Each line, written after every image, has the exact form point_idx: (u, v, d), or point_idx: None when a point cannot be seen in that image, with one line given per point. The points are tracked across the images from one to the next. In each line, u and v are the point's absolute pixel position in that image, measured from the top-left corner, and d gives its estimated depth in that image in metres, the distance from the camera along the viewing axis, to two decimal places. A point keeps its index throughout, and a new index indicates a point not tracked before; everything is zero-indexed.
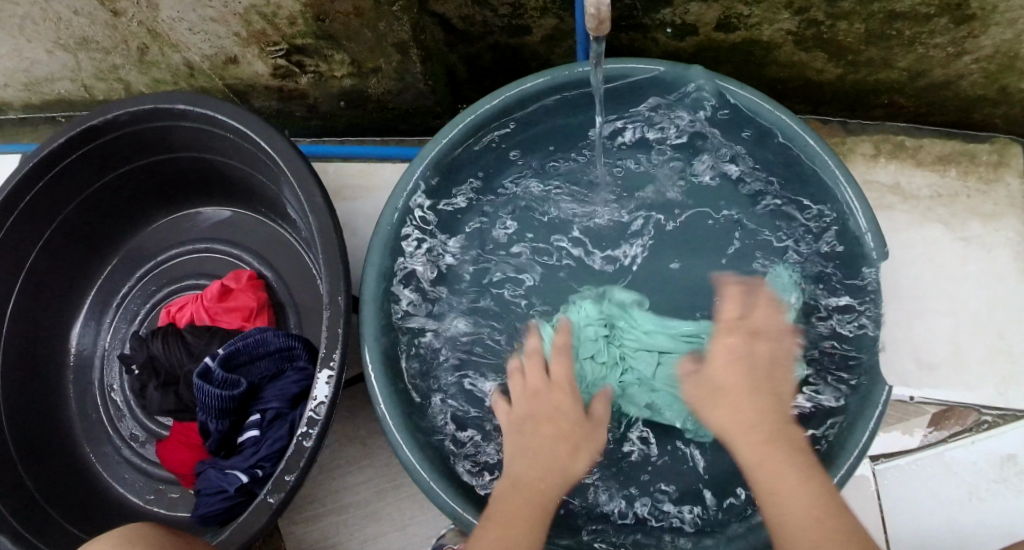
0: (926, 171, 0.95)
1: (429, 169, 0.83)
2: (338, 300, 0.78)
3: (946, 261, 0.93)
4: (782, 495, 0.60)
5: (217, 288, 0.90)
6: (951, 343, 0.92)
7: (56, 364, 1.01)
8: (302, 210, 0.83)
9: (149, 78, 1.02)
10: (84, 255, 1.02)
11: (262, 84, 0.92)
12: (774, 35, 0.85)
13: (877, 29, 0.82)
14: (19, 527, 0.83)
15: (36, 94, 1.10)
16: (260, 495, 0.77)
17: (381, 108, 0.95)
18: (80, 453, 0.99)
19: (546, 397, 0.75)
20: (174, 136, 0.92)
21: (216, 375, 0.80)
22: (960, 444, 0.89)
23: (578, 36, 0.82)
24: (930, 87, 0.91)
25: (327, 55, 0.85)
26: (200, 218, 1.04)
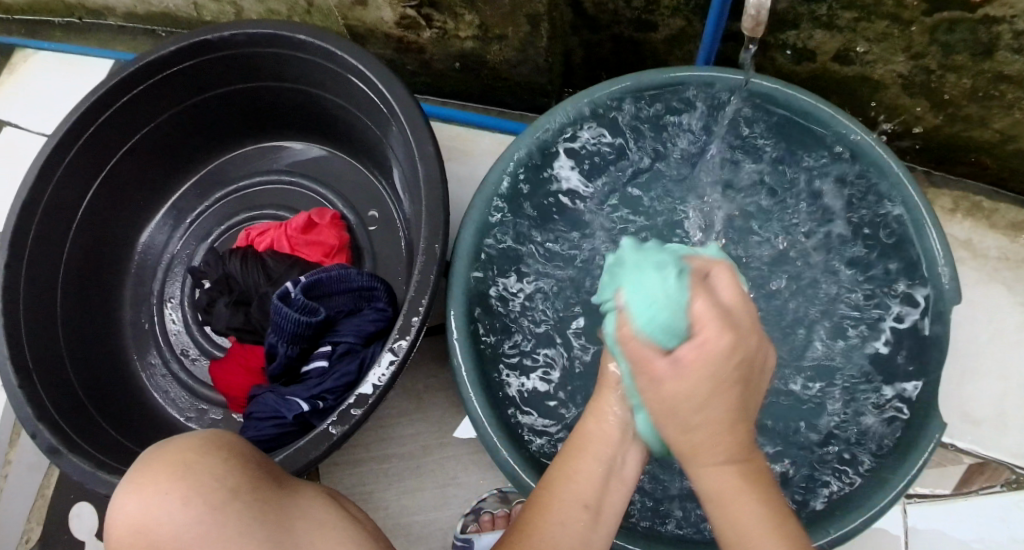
0: (998, 235, 0.98)
1: (539, 140, 0.85)
2: (434, 249, 0.79)
3: (1005, 323, 0.96)
4: (737, 508, 0.49)
5: (304, 220, 0.91)
6: (999, 402, 0.94)
7: (117, 270, 1.01)
8: (408, 156, 0.84)
9: (265, 7, 1.03)
10: (164, 166, 1.02)
11: (382, 32, 0.94)
12: (885, 75, 0.88)
13: (983, 87, 0.85)
14: (60, 422, 0.82)
15: (144, 4, 1.11)
16: (319, 426, 0.78)
17: (494, 77, 0.97)
18: (127, 360, 0.98)
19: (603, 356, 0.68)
20: (286, 66, 0.93)
21: (296, 300, 0.82)
22: (994, 501, 0.92)
23: (703, 43, 0.85)
24: (1018, 154, 0.94)
25: (458, 14, 0.87)
26: (286, 152, 1.05)
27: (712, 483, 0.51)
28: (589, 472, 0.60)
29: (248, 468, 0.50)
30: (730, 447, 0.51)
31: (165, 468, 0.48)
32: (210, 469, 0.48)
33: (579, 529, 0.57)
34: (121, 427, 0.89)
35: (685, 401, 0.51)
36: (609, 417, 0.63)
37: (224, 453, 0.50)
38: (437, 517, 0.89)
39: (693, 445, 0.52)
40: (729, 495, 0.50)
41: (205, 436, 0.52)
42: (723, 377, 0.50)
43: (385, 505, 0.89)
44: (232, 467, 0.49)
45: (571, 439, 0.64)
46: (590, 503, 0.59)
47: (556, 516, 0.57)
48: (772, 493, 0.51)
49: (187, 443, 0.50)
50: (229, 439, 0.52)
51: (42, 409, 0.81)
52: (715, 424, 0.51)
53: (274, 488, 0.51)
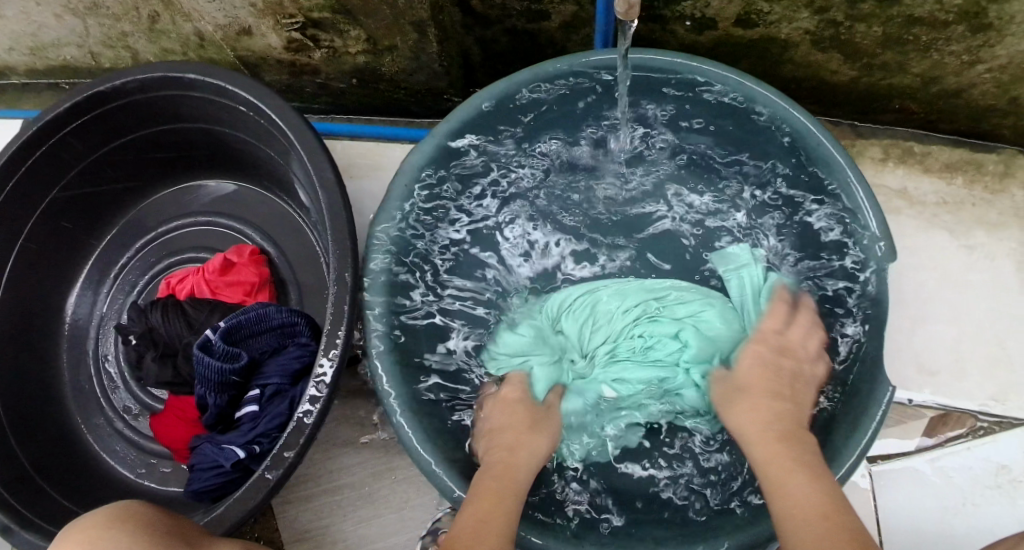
0: (934, 178, 0.96)
1: (443, 149, 0.83)
2: (345, 277, 0.77)
3: (949, 268, 0.93)
4: (784, 469, 0.63)
5: (220, 261, 0.89)
6: (951, 349, 0.92)
7: (51, 334, 0.99)
8: (310, 184, 0.82)
9: (158, 47, 1.00)
10: (83, 223, 1.00)
11: (274, 58, 0.91)
12: (792, 33, 0.85)
13: (893, 33, 0.82)
14: (7, 499, 0.81)
15: (42, 58, 1.08)
16: (257, 471, 0.76)
17: (394, 88, 0.95)
18: (71, 424, 0.97)
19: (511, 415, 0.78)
20: (182, 106, 0.90)
21: (217, 347, 0.80)
22: (959, 451, 0.90)
23: (598, 24, 0.81)
24: (941, 95, 0.91)
25: (343, 31, 0.84)
26: (202, 191, 1.03)
27: (800, 489, 0.60)
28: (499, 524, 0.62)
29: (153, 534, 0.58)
30: (773, 423, 0.70)
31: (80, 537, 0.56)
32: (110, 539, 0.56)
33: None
34: (70, 493, 0.88)
35: (760, 401, 0.72)
36: (524, 476, 0.71)
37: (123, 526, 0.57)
38: (395, 542, 0.88)
39: (780, 429, 0.69)
40: (773, 463, 0.64)
41: (116, 508, 0.60)
42: (782, 390, 0.74)
43: (342, 536, 0.88)
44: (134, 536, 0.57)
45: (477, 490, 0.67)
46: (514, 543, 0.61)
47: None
48: (801, 441, 0.67)
49: (102, 515, 0.59)
50: (141, 510, 0.61)
51: None
52: (768, 408, 0.71)
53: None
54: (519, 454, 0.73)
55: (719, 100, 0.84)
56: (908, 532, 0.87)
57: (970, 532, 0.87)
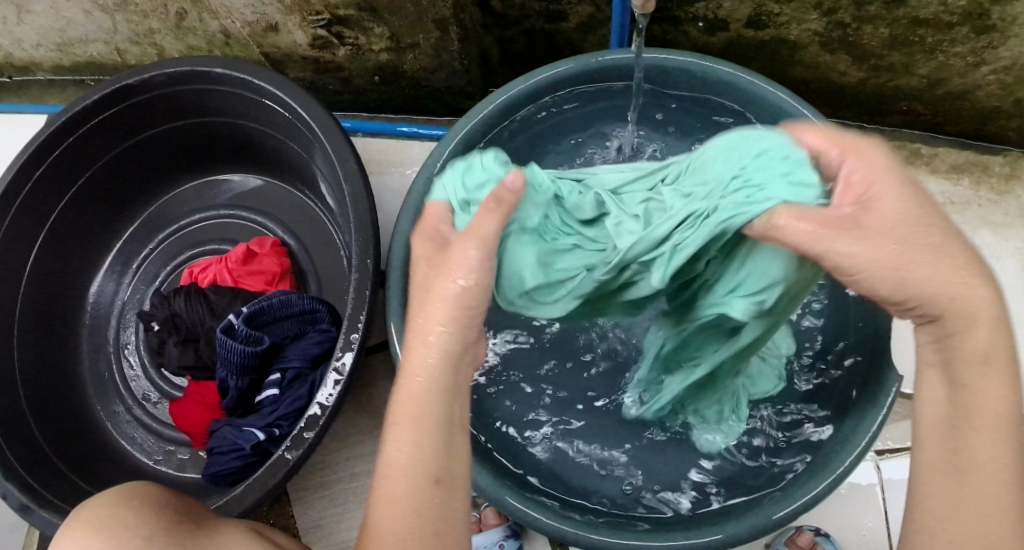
0: (940, 179, 0.98)
1: (463, 144, 0.85)
2: (367, 264, 0.79)
3: None
4: (991, 445, 0.45)
5: (242, 251, 0.91)
6: None
7: (72, 323, 1.01)
8: (333, 175, 0.84)
9: (184, 44, 1.03)
10: (106, 215, 1.03)
11: (299, 55, 0.94)
12: (801, 35, 0.88)
13: (900, 34, 0.85)
14: (28, 479, 0.82)
15: (68, 55, 1.11)
16: (276, 453, 0.78)
17: (414, 85, 0.98)
18: (91, 411, 0.98)
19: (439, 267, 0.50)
20: (208, 100, 0.93)
21: (239, 331, 0.82)
22: None
23: (613, 26, 0.84)
24: (947, 97, 0.94)
25: (367, 28, 0.86)
26: (224, 185, 1.06)
27: (1005, 494, 0.44)
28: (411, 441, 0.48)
29: (161, 518, 0.52)
30: (1001, 404, 0.45)
31: (83, 525, 0.50)
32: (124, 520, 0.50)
33: (433, 502, 0.47)
34: (90, 477, 0.89)
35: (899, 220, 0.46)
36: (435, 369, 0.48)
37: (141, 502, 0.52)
38: None
39: (982, 357, 0.46)
40: (987, 378, 0.46)
41: (128, 489, 0.54)
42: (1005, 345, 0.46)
43: (358, 523, 0.89)
44: (145, 517, 0.51)
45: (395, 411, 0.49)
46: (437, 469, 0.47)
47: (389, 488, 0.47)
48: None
49: (109, 499, 0.52)
50: (148, 493, 0.54)
51: (7, 469, 0.81)
52: (994, 368, 0.46)
53: (193, 531, 0.53)
54: (433, 307, 0.49)
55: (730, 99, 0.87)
56: None
57: None
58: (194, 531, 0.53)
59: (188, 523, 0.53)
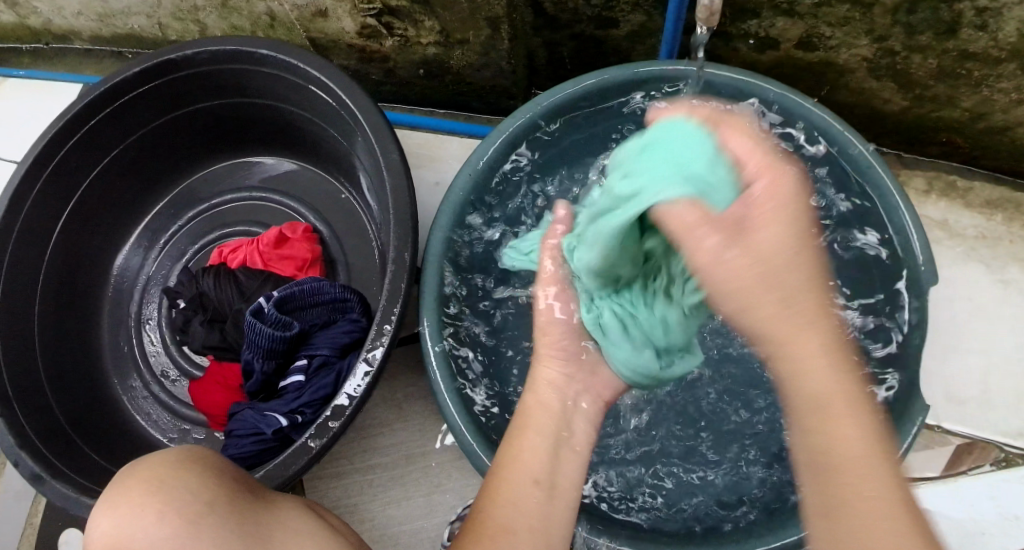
0: (973, 213, 0.98)
1: (505, 144, 0.85)
2: (403, 258, 0.78)
3: (982, 300, 0.96)
4: (836, 425, 0.46)
5: (275, 234, 0.91)
6: (981, 380, 0.94)
7: (94, 295, 1.01)
8: (374, 165, 0.84)
9: (228, 23, 1.02)
10: (135, 188, 1.02)
11: (345, 42, 0.94)
12: (850, 60, 0.88)
13: (949, 66, 0.85)
14: (44, 450, 0.81)
15: (109, 26, 1.11)
16: (299, 440, 0.77)
17: (458, 81, 0.97)
18: (108, 385, 0.98)
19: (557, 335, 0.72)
20: (249, 81, 0.92)
21: (269, 315, 0.81)
22: (983, 480, 0.91)
23: (664, 36, 0.85)
24: (987, 132, 0.94)
25: (418, 20, 0.86)
26: (258, 167, 1.05)
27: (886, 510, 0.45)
28: (534, 447, 0.62)
29: (223, 486, 0.48)
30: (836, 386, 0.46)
31: (140, 482, 0.46)
32: (184, 481, 0.46)
33: (538, 499, 0.59)
34: (104, 451, 0.88)
35: (751, 285, 0.47)
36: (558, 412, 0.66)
37: (201, 467, 0.49)
38: (425, 526, 0.88)
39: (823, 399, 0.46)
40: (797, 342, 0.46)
41: (183, 451, 0.51)
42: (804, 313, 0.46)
43: (370, 515, 0.89)
44: (210, 482, 0.48)
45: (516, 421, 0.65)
46: (541, 478, 0.60)
47: (505, 487, 0.59)
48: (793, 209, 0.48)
49: (169, 457, 0.49)
50: (208, 456, 0.50)
51: (23, 438, 0.80)
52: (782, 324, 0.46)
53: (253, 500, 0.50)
54: (548, 372, 0.69)
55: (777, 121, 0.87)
56: None
57: None
58: (254, 500, 0.50)
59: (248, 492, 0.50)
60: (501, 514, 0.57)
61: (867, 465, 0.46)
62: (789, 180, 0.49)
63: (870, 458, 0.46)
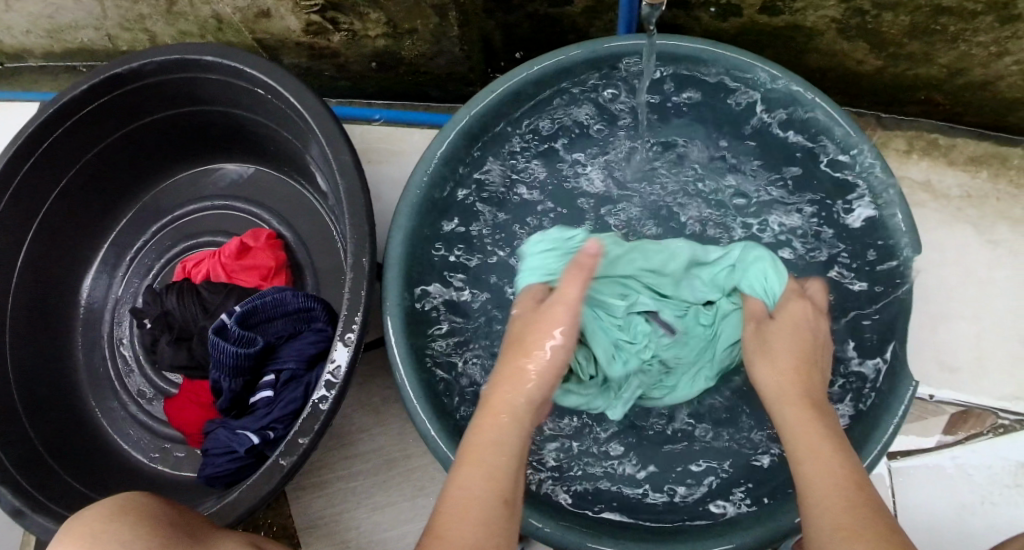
0: (958, 171, 0.95)
1: (463, 135, 0.82)
2: (363, 262, 0.76)
3: (971, 263, 0.92)
4: (808, 433, 0.60)
5: (236, 245, 0.89)
6: (973, 345, 0.91)
7: (66, 319, 0.99)
8: (328, 168, 0.81)
9: (176, 30, 0.99)
10: (98, 207, 1.00)
11: (293, 41, 0.91)
12: (818, 21, 0.84)
13: (922, 22, 0.81)
14: (20, 481, 0.80)
15: (59, 41, 1.08)
16: (271, 457, 0.76)
17: (414, 72, 0.94)
18: (86, 408, 0.97)
19: (533, 323, 0.69)
20: (200, 89, 0.90)
21: (232, 332, 0.79)
22: (979, 448, 0.89)
23: (621, 11, 0.81)
24: (968, 86, 0.90)
25: (363, 14, 0.83)
26: (220, 174, 1.03)
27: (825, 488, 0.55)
28: (497, 463, 0.58)
29: (162, 532, 0.48)
30: (819, 425, 0.61)
31: (76, 539, 0.46)
32: (115, 533, 0.46)
33: (503, 516, 0.55)
34: (83, 477, 0.87)
35: (769, 347, 0.70)
36: (524, 405, 0.63)
37: (134, 517, 0.48)
38: (410, 530, 0.87)
39: (837, 437, 0.60)
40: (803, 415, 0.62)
41: (117, 499, 0.50)
42: (820, 408, 0.64)
43: (355, 524, 0.88)
44: (144, 531, 0.47)
45: (487, 409, 0.63)
46: (507, 495, 0.56)
47: (464, 493, 0.55)
48: (828, 417, 0.63)
49: (105, 509, 0.48)
50: (146, 503, 0.50)
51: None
52: (812, 432, 0.60)
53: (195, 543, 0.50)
54: (529, 363, 0.66)
55: (744, 89, 0.84)
56: (925, 525, 0.87)
57: (989, 527, 0.87)
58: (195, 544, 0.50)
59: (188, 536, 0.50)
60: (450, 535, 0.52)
61: (838, 486, 0.55)
62: (587, 280, 0.70)
63: (832, 447, 0.58)
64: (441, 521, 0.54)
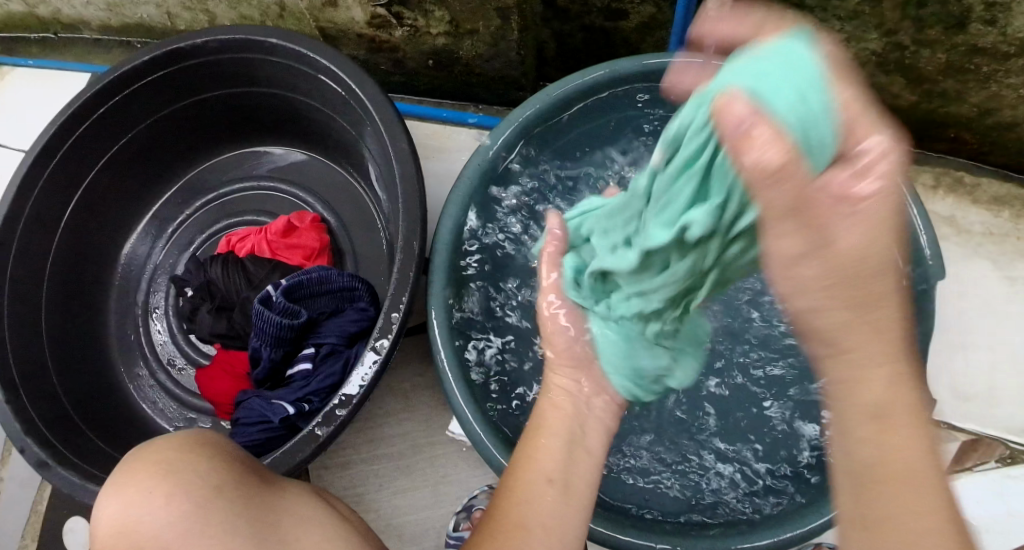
0: (981, 209, 0.98)
1: (514, 134, 0.85)
2: (413, 246, 0.78)
3: (990, 297, 0.96)
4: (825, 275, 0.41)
5: (284, 223, 0.91)
6: (987, 377, 0.94)
7: (101, 283, 1.01)
8: (383, 154, 0.84)
9: (237, 13, 1.02)
10: (143, 176, 1.02)
11: (355, 32, 0.94)
12: (859, 53, 0.88)
13: (957, 61, 0.85)
14: (49, 436, 0.81)
15: (118, 16, 1.11)
16: (306, 427, 0.77)
17: (467, 72, 0.98)
18: (115, 372, 0.98)
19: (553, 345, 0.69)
20: (259, 70, 0.92)
21: (277, 303, 0.81)
22: (987, 476, 0.91)
23: (673, 27, 0.84)
24: (996, 128, 0.94)
25: (428, 11, 0.86)
26: (267, 157, 1.06)
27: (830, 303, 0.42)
28: (546, 454, 0.58)
29: (231, 469, 0.49)
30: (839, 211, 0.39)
31: (150, 466, 0.47)
32: (192, 464, 0.47)
33: (558, 501, 0.56)
34: (111, 439, 0.88)
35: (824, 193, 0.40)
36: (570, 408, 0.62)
37: (207, 450, 0.49)
38: (431, 516, 0.89)
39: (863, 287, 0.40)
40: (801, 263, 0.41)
41: (189, 434, 0.52)
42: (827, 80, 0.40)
43: (376, 506, 0.89)
44: (216, 466, 0.48)
45: (532, 422, 0.62)
46: (555, 478, 0.57)
47: (522, 497, 0.56)
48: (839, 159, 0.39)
49: (178, 441, 0.50)
50: (217, 442, 0.51)
51: (30, 424, 0.80)
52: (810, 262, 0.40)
53: (262, 484, 0.51)
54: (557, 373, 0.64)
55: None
56: None
57: None
58: (263, 486, 0.51)
59: (254, 476, 0.51)
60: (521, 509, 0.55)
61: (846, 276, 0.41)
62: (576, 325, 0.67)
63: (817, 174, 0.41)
64: (499, 504, 0.56)
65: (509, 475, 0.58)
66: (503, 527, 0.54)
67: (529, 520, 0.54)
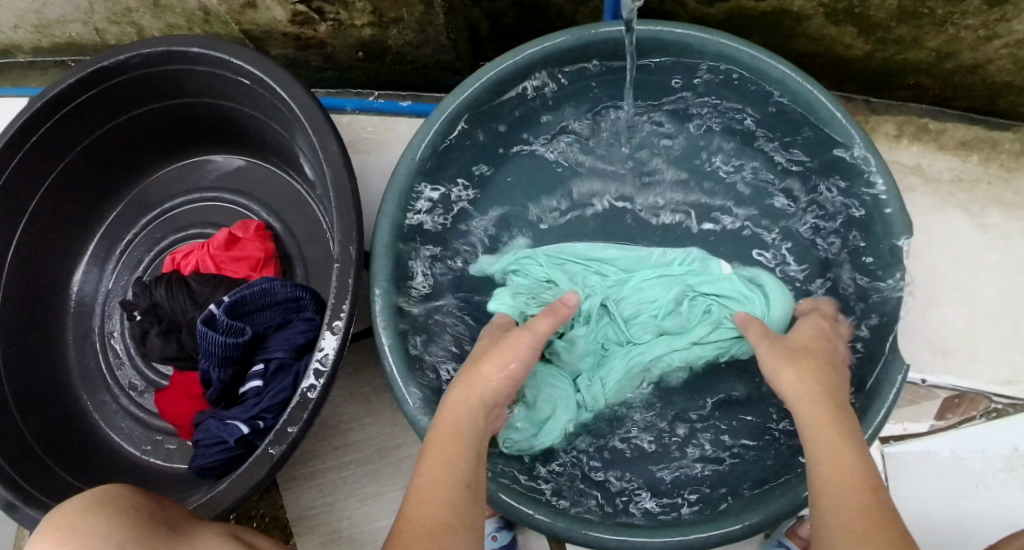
0: (948, 156, 0.94)
1: (449, 123, 0.81)
2: (350, 251, 0.75)
3: (963, 246, 0.92)
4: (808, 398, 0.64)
5: (224, 236, 0.88)
6: (964, 329, 0.91)
7: (57, 312, 0.99)
8: (315, 158, 0.81)
9: (164, 22, 0.99)
10: (88, 200, 1.00)
11: (280, 31, 0.91)
12: (805, 6, 0.84)
13: (908, 5, 0.80)
14: (12, 473, 0.80)
15: (47, 36, 1.08)
16: (261, 446, 0.75)
17: (400, 60, 0.94)
18: (78, 401, 0.97)
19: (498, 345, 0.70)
20: (186, 80, 0.89)
21: (221, 322, 0.79)
22: (972, 433, 0.88)
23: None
24: (957, 70, 0.90)
25: (349, 3, 0.83)
26: (210, 167, 1.03)
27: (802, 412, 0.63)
28: (461, 454, 0.60)
29: (139, 523, 0.50)
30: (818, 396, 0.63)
31: (51, 532, 0.48)
32: (93, 526, 0.48)
33: (467, 499, 0.57)
34: (76, 469, 0.88)
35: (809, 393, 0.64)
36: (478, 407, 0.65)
37: (108, 507, 0.50)
38: None
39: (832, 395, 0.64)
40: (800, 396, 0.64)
41: (94, 492, 0.52)
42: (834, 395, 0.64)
43: (347, 514, 0.88)
44: (120, 523, 0.49)
45: (445, 417, 0.64)
46: (470, 481, 0.58)
47: (436, 495, 0.56)
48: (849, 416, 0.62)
49: (81, 502, 0.50)
50: (123, 495, 0.52)
51: None
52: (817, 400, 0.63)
53: (170, 535, 0.52)
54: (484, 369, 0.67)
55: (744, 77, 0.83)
56: (919, 509, 0.86)
57: (982, 511, 0.86)
58: (170, 536, 0.51)
59: (162, 526, 0.52)
60: (429, 507, 0.56)
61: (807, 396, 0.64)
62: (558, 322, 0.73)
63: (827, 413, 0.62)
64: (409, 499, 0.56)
65: (418, 472, 0.59)
66: (407, 520, 0.55)
67: (431, 519, 0.54)
